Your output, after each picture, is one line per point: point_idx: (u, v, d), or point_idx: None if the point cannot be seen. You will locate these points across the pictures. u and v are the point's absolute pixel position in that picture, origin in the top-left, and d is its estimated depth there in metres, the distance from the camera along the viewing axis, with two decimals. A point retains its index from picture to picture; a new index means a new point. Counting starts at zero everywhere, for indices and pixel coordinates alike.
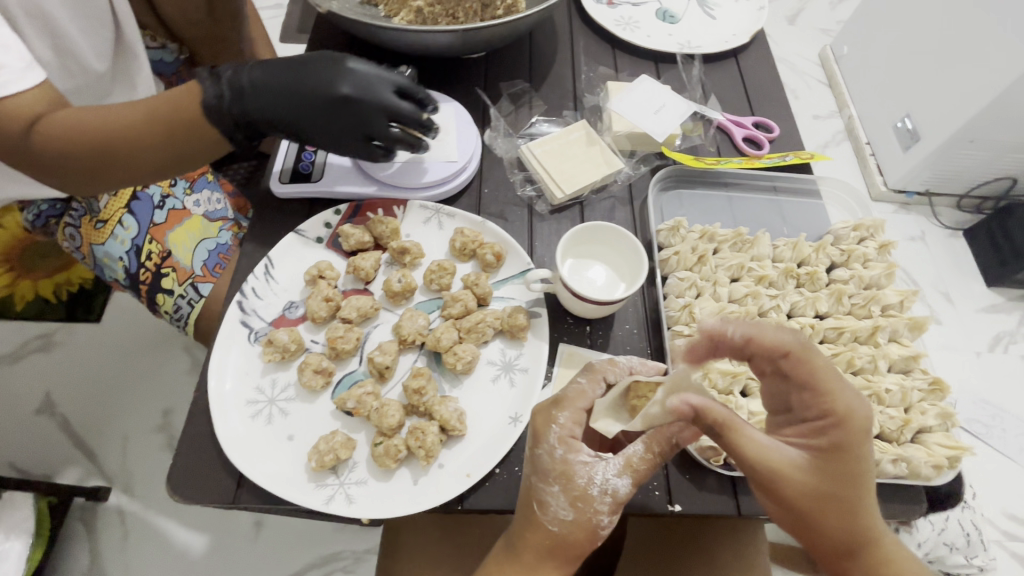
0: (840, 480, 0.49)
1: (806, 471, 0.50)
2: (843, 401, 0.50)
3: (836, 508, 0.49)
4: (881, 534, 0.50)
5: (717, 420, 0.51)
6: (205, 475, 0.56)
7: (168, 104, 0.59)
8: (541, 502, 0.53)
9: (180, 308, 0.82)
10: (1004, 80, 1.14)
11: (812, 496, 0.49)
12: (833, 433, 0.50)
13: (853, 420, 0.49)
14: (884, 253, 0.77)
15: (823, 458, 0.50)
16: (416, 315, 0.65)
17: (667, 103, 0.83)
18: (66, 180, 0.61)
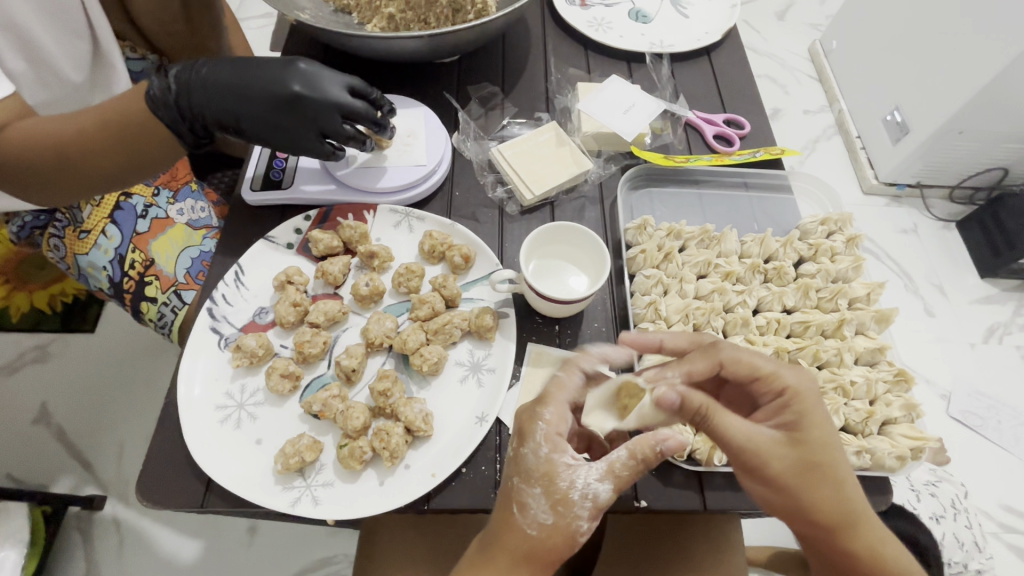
0: (816, 451, 0.51)
1: (784, 447, 0.51)
2: (792, 376, 0.54)
3: (821, 481, 0.51)
4: (863, 501, 0.52)
5: (699, 405, 0.52)
6: (177, 480, 0.57)
7: (120, 108, 0.59)
8: (521, 504, 0.51)
9: (164, 316, 0.83)
10: (991, 71, 1.14)
11: (796, 472, 0.51)
12: (795, 406, 0.53)
13: (809, 394, 0.53)
14: (851, 246, 0.78)
15: (793, 432, 0.52)
16: (384, 318, 0.66)
17: (636, 103, 0.83)
18: (29, 189, 0.62)
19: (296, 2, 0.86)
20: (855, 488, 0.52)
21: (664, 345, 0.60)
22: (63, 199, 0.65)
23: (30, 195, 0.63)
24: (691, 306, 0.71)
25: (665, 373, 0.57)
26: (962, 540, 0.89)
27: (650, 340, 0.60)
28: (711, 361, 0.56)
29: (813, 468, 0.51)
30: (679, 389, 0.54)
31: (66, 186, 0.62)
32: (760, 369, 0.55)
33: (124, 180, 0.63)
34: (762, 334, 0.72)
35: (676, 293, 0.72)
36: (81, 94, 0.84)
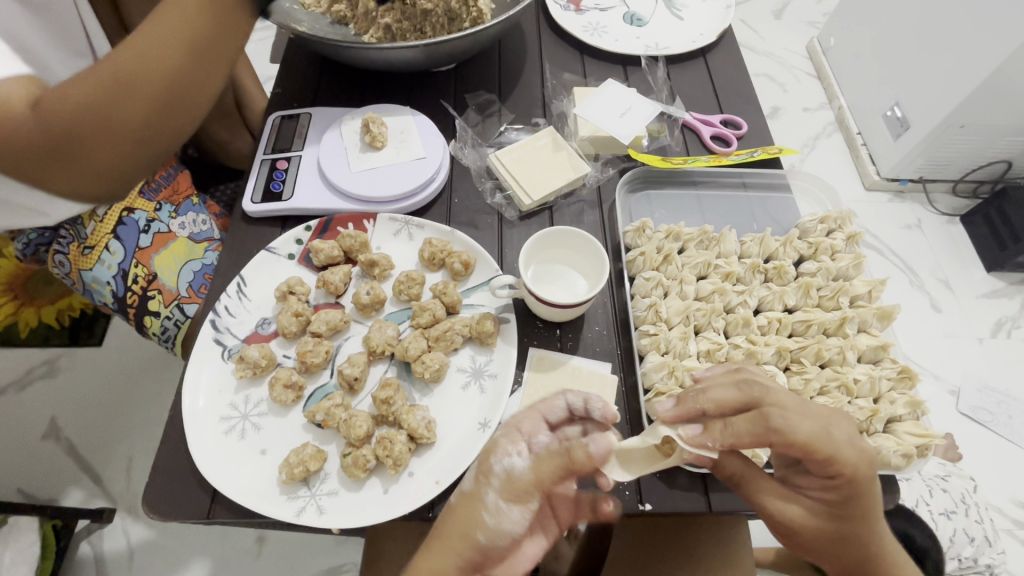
0: (854, 526, 0.50)
1: (820, 522, 0.50)
2: (852, 452, 0.48)
3: (846, 545, 0.51)
4: (888, 550, 0.52)
5: (735, 472, 0.52)
6: (182, 490, 0.57)
7: (165, 13, 0.56)
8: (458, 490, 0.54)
9: (167, 329, 0.85)
10: (991, 63, 1.14)
11: (828, 541, 0.51)
12: (851, 487, 0.49)
13: (866, 473, 0.49)
14: (852, 243, 0.78)
15: (835, 510, 0.50)
16: (385, 326, 0.66)
17: (633, 106, 0.84)
18: (84, 153, 0.56)
19: (293, 16, 0.87)
20: (884, 542, 0.52)
21: (706, 412, 0.51)
22: (132, 158, 0.59)
23: (97, 166, 0.58)
24: (692, 306, 0.70)
25: (705, 441, 0.49)
26: (975, 537, 0.88)
27: (691, 408, 0.51)
28: (757, 440, 0.48)
29: (839, 535, 0.50)
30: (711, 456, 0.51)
31: (127, 132, 0.57)
32: (815, 436, 0.48)
33: (187, 105, 0.60)
34: (764, 333, 0.71)
35: (677, 294, 0.72)
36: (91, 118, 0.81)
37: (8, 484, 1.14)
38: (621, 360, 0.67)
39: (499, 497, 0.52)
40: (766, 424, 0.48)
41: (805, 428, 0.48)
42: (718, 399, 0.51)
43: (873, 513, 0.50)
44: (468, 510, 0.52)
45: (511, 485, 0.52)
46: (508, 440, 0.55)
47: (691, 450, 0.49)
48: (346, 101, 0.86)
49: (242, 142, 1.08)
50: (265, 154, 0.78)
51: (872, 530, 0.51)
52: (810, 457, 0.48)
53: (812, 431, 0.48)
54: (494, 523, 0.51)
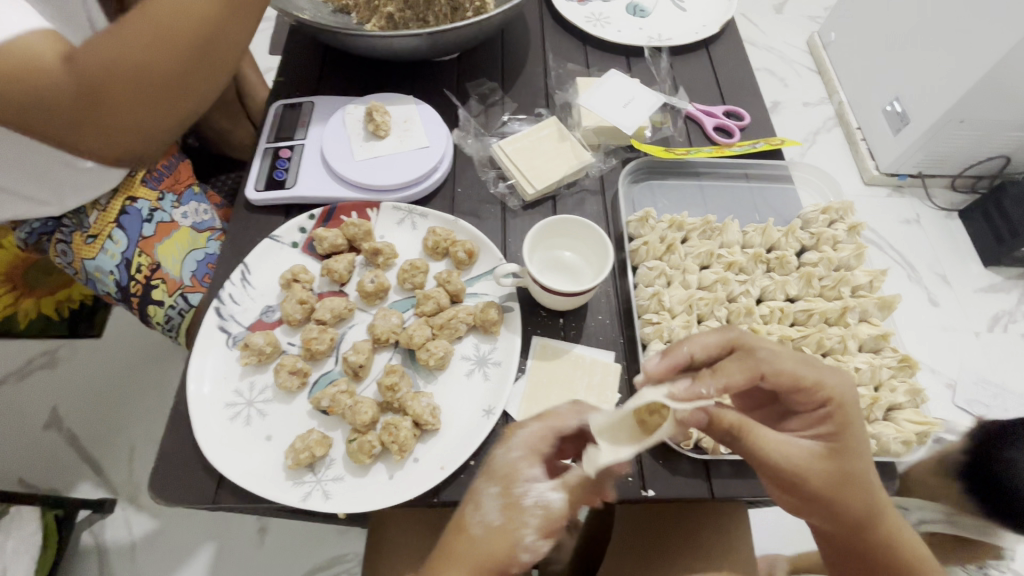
0: (854, 462, 0.50)
1: (822, 463, 0.50)
2: (835, 379, 0.51)
3: (851, 487, 0.50)
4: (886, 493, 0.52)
5: (734, 423, 0.50)
6: (187, 475, 0.58)
7: None
8: (475, 503, 0.51)
9: (171, 318, 0.85)
10: (990, 59, 1.14)
11: (836, 485, 0.50)
12: (842, 416, 0.50)
13: (851, 403, 0.51)
14: (854, 234, 0.78)
15: (833, 447, 0.50)
16: (389, 314, 0.66)
17: (636, 96, 0.84)
18: (116, 110, 0.59)
19: (295, 5, 0.87)
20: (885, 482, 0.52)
21: (694, 357, 0.52)
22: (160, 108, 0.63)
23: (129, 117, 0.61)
24: (695, 295, 0.71)
25: (698, 390, 0.49)
26: None
27: (678, 354, 0.52)
28: (750, 376, 0.50)
29: (843, 474, 0.50)
30: (709, 410, 0.50)
31: (161, 85, 0.60)
32: (804, 378, 0.51)
33: (216, 58, 0.64)
34: (766, 322, 0.72)
35: (680, 283, 0.73)
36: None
37: (9, 474, 1.14)
38: (623, 349, 0.68)
39: (537, 533, 0.50)
40: (750, 354, 0.52)
41: (789, 359, 0.51)
42: (708, 346, 0.53)
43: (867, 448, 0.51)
44: (506, 542, 0.49)
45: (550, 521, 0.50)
46: (526, 463, 0.52)
47: (685, 402, 0.48)
48: (348, 90, 0.86)
49: (243, 132, 1.08)
50: (269, 142, 0.78)
51: (869, 468, 0.51)
52: (794, 391, 0.51)
53: (795, 361, 0.51)
54: (529, 558, 0.50)
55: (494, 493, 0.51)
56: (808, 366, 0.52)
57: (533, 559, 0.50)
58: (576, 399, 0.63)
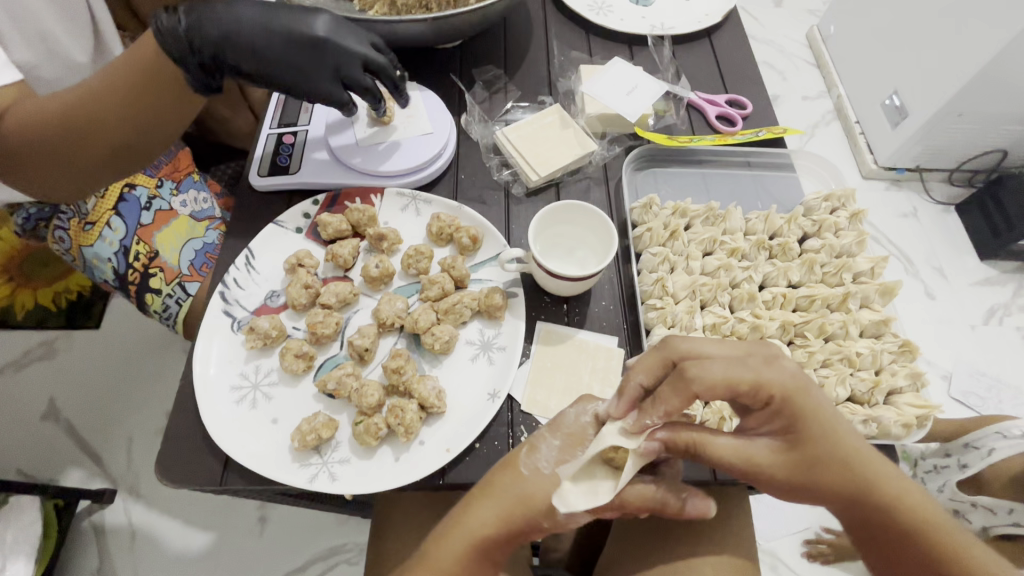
0: (817, 446, 0.49)
1: (777, 453, 0.50)
2: (774, 372, 0.49)
3: (824, 471, 0.49)
4: (880, 468, 0.50)
5: (685, 441, 0.51)
6: (194, 458, 0.58)
7: (125, 69, 0.59)
8: (531, 447, 0.54)
9: (169, 307, 0.84)
10: (987, 53, 1.15)
11: (801, 472, 0.49)
12: (789, 404, 0.49)
13: (797, 391, 0.49)
14: (855, 221, 0.79)
15: (786, 436, 0.50)
16: (394, 298, 0.66)
17: (639, 84, 0.84)
18: (34, 179, 0.64)
19: None
20: (869, 459, 0.49)
21: (641, 387, 0.52)
22: (80, 181, 0.66)
23: (45, 181, 0.65)
24: (698, 281, 0.71)
25: (644, 422, 0.51)
26: None
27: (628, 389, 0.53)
28: (685, 398, 0.49)
29: (810, 462, 0.49)
30: (659, 434, 0.52)
31: (77, 167, 0.63)
32: (741, 383, 0.49)
33: (141, 152, 0.65)
34: (768, 308, 0.73)
35: (683, 269, 0.73)
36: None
37: (7, 464, 1.14)
38: (627, 334, 0.68)
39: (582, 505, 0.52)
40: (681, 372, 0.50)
41: (719, 368, 0.49)
42: (649, 371, 0.52)
43: (834, 428, 0.49)
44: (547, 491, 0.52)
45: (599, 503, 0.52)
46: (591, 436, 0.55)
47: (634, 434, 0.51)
48: None
49: (243, 120, 1.07)
50: (271, 128, 0.78)
51: (844, 448, 0.49)
52: (735, 395, 0.49)
53: (724, 369, 0.49)
54: (562, 518, 0.52)
55: (554, 445, 0.54)
56: (742, 365, 0.49)
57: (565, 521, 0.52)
58: (580, 383, 0.64)
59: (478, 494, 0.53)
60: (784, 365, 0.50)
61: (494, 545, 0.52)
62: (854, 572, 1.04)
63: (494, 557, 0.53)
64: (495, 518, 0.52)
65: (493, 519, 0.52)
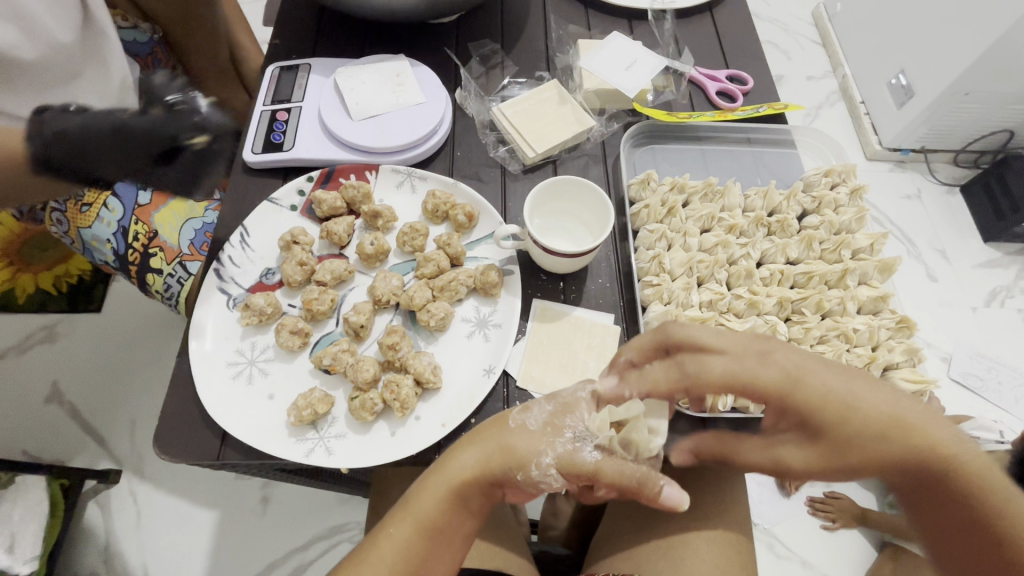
0: (838, 429, 0.45)
1: (803, 447, 0.47)
2: (769, 372, 0.47)
3: (859, 454, 0.44)
4: (922, 433, 0.44)
5: (713, 450, 0.53)
6: (188, 433, 0.58)
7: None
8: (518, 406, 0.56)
9: (170, 287, 0.83)
10: (997, 30, 1.12)
11: (836, 462, 0.45)
12: (792, 396, 0.46)
13: (793, 383, 0.46)
14: (856, 197, 0.78)
15: (804, 430, 0.46)
16: (390, 276, 0.66)
17: (638, 59, 0.82)
18: None
19: None
20: (904, 426, 0.44)
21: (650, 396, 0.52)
22: None
23: None
24: (695, 258, 0.71)
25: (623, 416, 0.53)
26: None
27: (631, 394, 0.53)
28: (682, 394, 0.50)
29: (840, 448, 0.45)
30: (688, 446, 0.55)
31: None
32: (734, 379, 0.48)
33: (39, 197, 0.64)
34: (766, 285, 0.72)
35: (680, 246, 0.73)
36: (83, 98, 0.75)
37: (13, 446, 1.16)
38: (623, 311, 0.68)
39: (555, 461, 0.52)
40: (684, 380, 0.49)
41: (716, 373, 0.48)
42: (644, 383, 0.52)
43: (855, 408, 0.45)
44: (527, 446, 0.52)
45: (572, 463, 0.52)
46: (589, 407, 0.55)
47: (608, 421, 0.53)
48: (346, 51, 0.84)
49: (238, 101, 1.01)
50: (265, 105, 0.77)
51: (869, 423, 0.45)
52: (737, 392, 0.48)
53: (720, 369, 0.48)
54: (536, 476, 0.52)
55: (546, 408, 0.55)
56: (740, 366, 0.48)
57: (538, 479, 0.52)
58: (576, 359, 0.64)
59: (463, 442, 0.54)
60: (778, 359, 0.48)
61: (471, 495, 0.52)
62: (849, 548, 1.05)
63: (473, 504, 0.53)
64: (473, 464, 0.52)
65: (472, 463, 0.52)
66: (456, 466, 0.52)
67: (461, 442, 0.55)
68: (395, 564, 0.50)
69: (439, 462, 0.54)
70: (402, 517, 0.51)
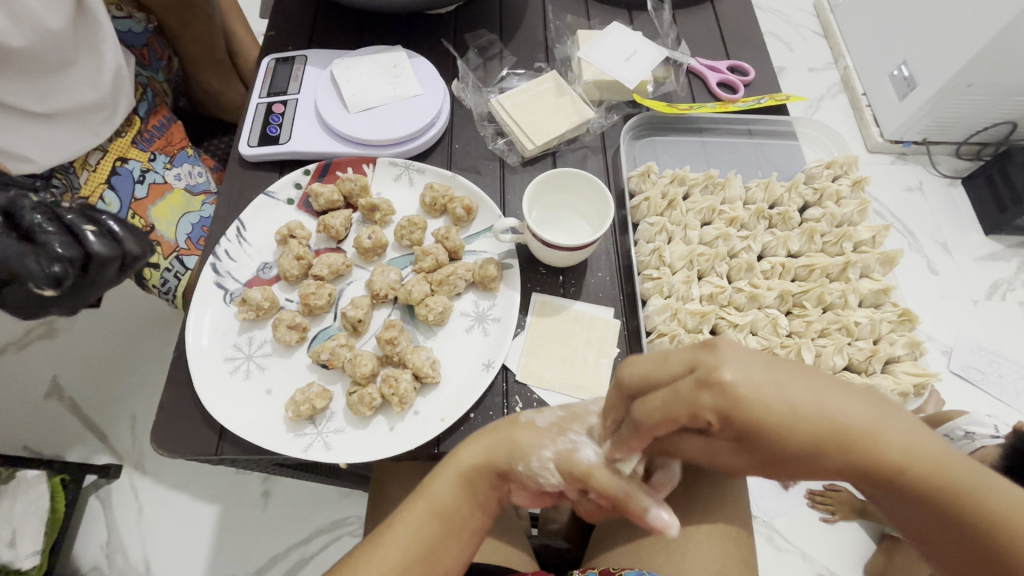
0: (778, 444, 0.36)
1: (734, 453, 0.39)
2: (707, 399, 0.35)
3: (795, 462, 0.37)
4: (874, 435, 0.36)
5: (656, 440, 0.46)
6: (188, 428, 0.58)
7: None
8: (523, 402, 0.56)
9: (167, 281, 0.82)
10: (1001, 19, 1.10)
11: (770, 465, 0.39)
12: (731, 420, 0.36)
13: (736, 408, 0.35)
14: (858, 189, 0.78)
15: (741, 444, 0.38)
16: (387, 270, 0.66)
17: (638, 50, 0.81)
18: None
19: None
20: (854, 434, 0.36)
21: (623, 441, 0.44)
22: None
23: None
24: (695, 251, 0.70)
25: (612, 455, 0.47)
26: None
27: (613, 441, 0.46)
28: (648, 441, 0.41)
29: (775, 459, 0.37)
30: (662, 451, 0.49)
31: None
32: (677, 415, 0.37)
33: None
34: (767, 278, 0.72)
35: (681, 239, 0.72)
36: (74, 91, 0.72)
37: (14, 441, 1.16)
38: (623, 304, 0.67)
39: (554, 457, 0.50)
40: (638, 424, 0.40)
41: (665, 404, 0.37)
42: (620, 441, 0.45)
43: (800, 419, 0.36)
44: (531, 438, 0.52)
45: (569, 461, 0.50)
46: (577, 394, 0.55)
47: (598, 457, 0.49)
48: (344, 42, 0.83)
49: (235, 93, 1.00)
50: (261, 98, 0.76)
51: (815, 432, 0.36)
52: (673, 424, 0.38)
53: (670, 405, 0.37)
54: (536, 469, 0.50)
55: (555, 412, 0.54)
56: (680, 401, 0.36)
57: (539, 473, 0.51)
58: (575, 353, 0.63)
59: (471, 437, 0.54)
60: (724, 383, 0.35)
61: (478, 486, 0.51)
62: (849, 541, 1.05)
63: (481, 496, 0.52)
64: (478, 453, 0.52)
65: (480, 454, 0.52)
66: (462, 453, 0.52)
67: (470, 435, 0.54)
68: (406, 545, 0.49)
69: (450, 454, 0.53)
70: (413, 501, 0.51)
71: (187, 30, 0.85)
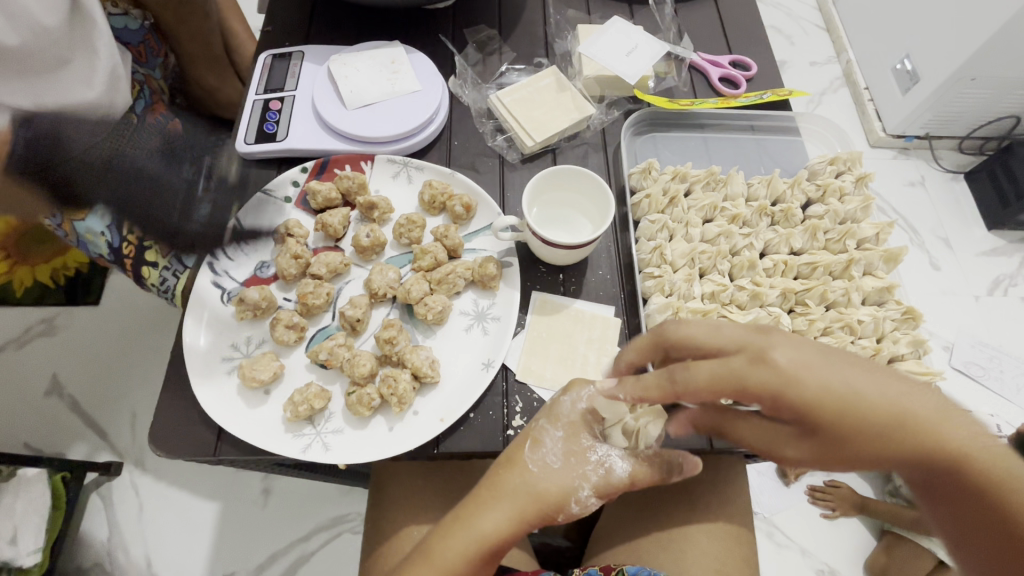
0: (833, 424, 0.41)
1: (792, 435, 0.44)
2: (761, 373, 0.42)
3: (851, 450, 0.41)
4: (935, 431, 0.40)
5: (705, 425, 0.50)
6: (186, 429, 0.58)
7: None
8: (536, 441, 0.53)
9: (167, 280, 0.83)
10: (1007, 11, 1.09)
11: (828, 454, 0.42)
12: (784, 396, 0.41)
13: (787, 379, 0.41)
14: (861, 186, 0.77)
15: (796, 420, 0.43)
16: (386, 269, 0.65)
17: (639, 45, 0.80)
18: None
19: None
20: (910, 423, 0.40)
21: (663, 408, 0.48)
22: None
23: None
24: (697, 249, 0.70)
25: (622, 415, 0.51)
26: None
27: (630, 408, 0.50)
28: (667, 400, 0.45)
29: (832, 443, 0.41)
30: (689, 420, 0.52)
31: None
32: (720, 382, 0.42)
33: None
34: (769, 276, 0.71)
35: (682, 237, 0.71)
36: (71, 89, 0.56)
37: (14, 438, 1.15)
38: (623, 302, 0.67)
39: (593, 491, 0.52)
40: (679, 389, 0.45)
41: (713, 372, 0.43)
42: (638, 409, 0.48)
43: (850, 399, 0.41)
44: (559, 490, 0.51)
45: (607, 484, 0.52)
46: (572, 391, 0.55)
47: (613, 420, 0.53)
48: (341, 38, 0.82)
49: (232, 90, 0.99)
50: (257, 94, 0.75)
51: (871, 417, 0.40)
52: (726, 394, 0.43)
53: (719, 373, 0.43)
54: (576, 511, 0.52)
55: (558, 437, 0.53)
56: (728, 367, 0.43)
57: (580, 512, 0.52)
58: (575, 353, 0.63)
59: (486, 499, 0.51)
60: (774, 359, 0.42)
61: (499, 549, 0.51)
62: (849, 538, 1.05)
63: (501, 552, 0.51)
64: (504, 520, 0.50)
65: (506, 521, 0.50)
66: (484, 522, 0.50)
67: (483, 489, 0.52)
68: None
69: (461, 516, 0.51)
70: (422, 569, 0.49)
71: (182, 25, 0.85)
